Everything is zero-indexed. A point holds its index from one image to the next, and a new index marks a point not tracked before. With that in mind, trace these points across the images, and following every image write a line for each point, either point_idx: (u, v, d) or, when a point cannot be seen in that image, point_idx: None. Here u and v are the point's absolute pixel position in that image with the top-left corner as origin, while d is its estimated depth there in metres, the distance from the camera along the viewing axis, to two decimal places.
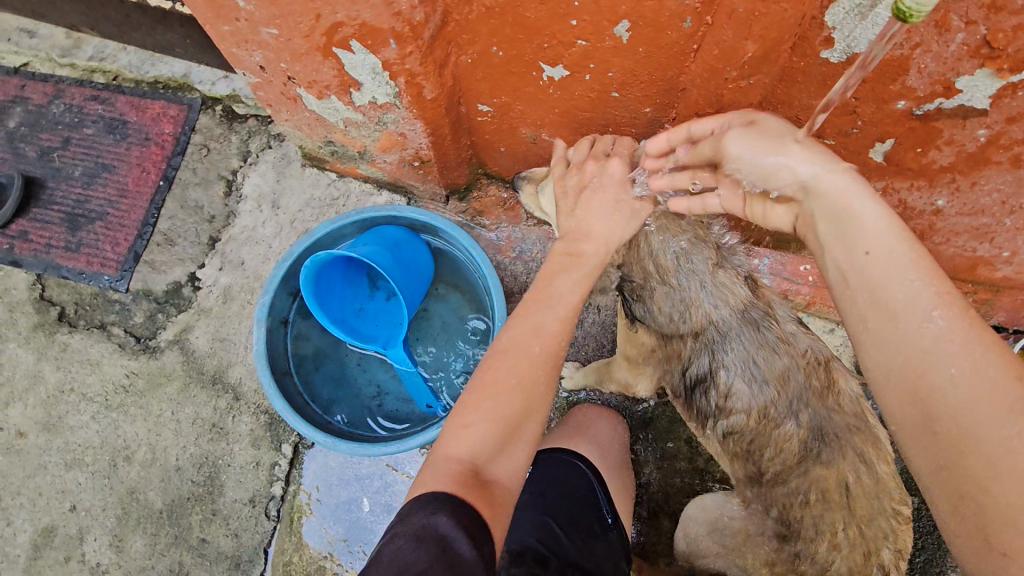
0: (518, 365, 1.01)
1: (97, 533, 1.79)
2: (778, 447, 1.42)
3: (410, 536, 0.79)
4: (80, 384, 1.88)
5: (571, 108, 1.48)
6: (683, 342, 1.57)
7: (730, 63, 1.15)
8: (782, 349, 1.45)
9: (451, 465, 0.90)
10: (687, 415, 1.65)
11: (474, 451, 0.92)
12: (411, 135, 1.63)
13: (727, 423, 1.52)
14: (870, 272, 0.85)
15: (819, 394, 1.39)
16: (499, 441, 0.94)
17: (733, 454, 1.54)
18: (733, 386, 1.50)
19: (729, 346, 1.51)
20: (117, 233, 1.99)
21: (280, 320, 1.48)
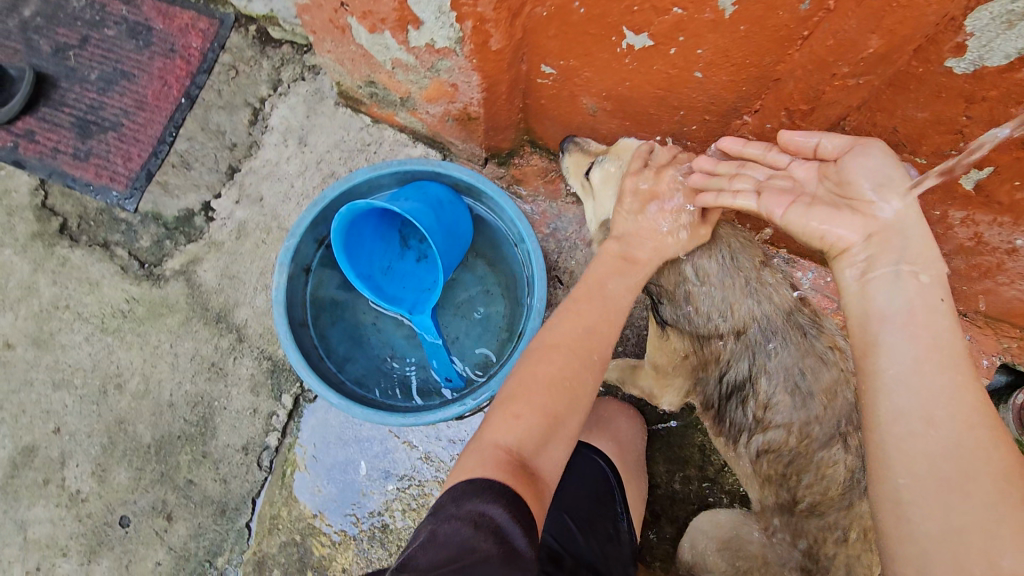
0: (567, 363, 1.08)
1: (79, 459, 1.72)
2: (819, 472, 1.36)
3: (468, 521, 0.82)
4: (76, 302, 1.78)
5: (643, 83, 1.34)
6: (722, 343, 1.49)
7: (843, 57, 1.04)
8: (830, 361, 1.37)
9: (498, 451, 0.95)
10: (715, 427, 1.61)
11: (519, 441, 0.97)
12: (463, 87, 1.50)
13: (763, 440, 1.45)
14: (939, 315, 0.94)
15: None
16: (545, 433, 1.00)
17: (764, 476, 1.49)
18: (774, 397, 1.42)
19: (772, 353, 1.42)
20: (131, 148, 1.86)
21: (302, 268, 1.41)
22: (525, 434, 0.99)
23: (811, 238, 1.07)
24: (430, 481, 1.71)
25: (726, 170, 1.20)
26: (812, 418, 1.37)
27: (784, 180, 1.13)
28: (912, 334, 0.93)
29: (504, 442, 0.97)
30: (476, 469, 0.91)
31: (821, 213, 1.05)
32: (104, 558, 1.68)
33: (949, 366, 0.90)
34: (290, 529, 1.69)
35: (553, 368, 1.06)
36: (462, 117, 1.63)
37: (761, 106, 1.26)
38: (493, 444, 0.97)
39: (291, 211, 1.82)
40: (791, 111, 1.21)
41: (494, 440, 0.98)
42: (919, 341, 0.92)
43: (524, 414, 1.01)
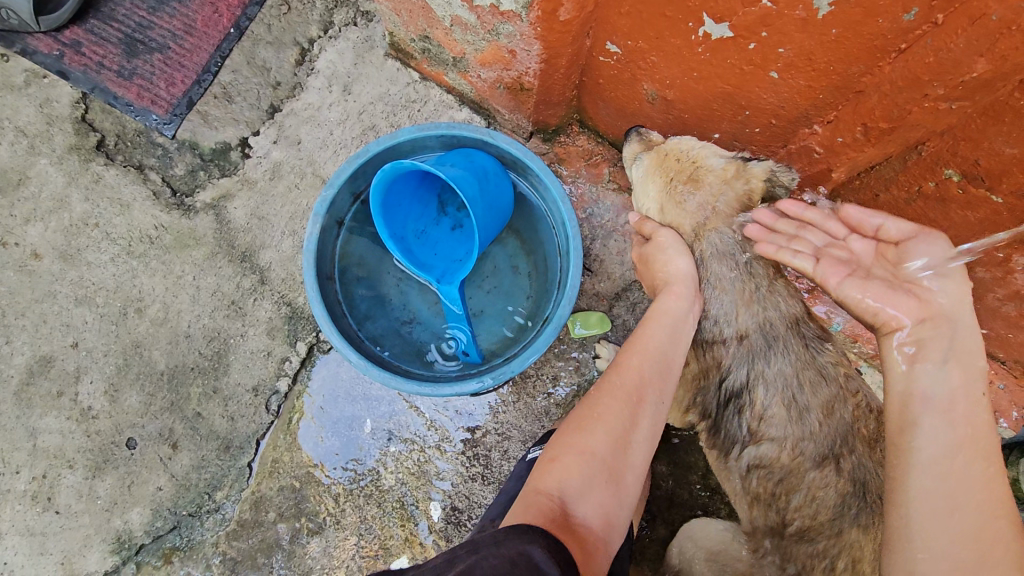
0: (600, 409, 1.19)
1: (94, 376, 1.74)
2: (809, 494, 1.34)
3: (506, 559, 0.86)
4: (106, 222, 1.78)
5: (712, 76, 1.26)
6: (723, 348, 1.45)
7: (941, 77, 0.96)
8: (831, 377, 1.36)
9: (540, 496, 1.07)
10: (709, 439, 1.55)
11: (560, 485, 1.09)
12: (521, 55, 1.43)
13: (755, 453, 1.41)
14: (975, 411, 1.01)
15: (872, 446, 1.32)
16: (584, 475, 1.11)
17: (751, 493, 1.45)
18: (770, 409, 1.38)
19: (770, 361, 1.39)
20: (175, 73, 1.82)
21: (335, 220, 1.38)
22: (563, 475, 1.10)
23: (863, 312, 1.15)
24: (432, 448, 1.72)
25: (785, 229, 1.30)
26: (806, 433, 1.34)
27: (842, 250, 1.22)
28: (951, 420, 1.00)
29: (546, 488, 1.09)
30: (520, 514, 1.03)
31: (877, 288, 1.13)
32: (108, 476, 1.72)
33: (980, 459, 0.98)
34: (290, 474, 1.71)
35: (588, 411, 1.20)
36: (514, 85, 1.57)
37: (835, 117, 1.18)
38: (532, 492, 1.09)
39: (327, 159, 1.79)
40: (868, 127, 1.14)
41: (537, 487, 1.10)
42: (955, 429, 0.99)
43: (564, 459, 1.14)
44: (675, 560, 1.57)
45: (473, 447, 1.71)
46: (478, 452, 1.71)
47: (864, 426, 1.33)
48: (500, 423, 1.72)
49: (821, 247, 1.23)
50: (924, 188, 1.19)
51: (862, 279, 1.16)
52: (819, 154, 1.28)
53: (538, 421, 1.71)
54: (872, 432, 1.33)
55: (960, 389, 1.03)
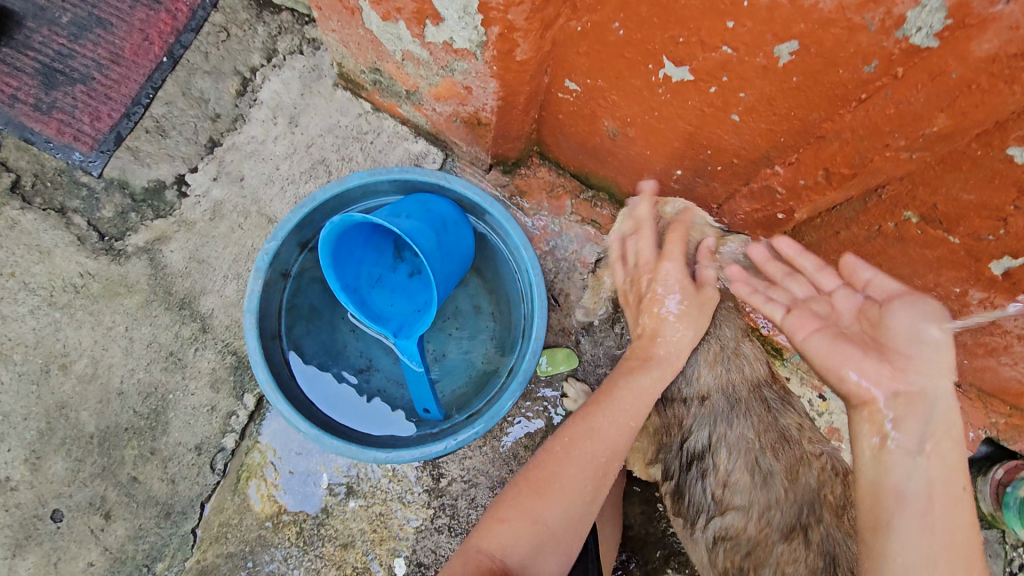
0: (560, 470, 1.20)
1: (12, 443, 1.57)
2: (778, 569, 1.31)
3: None
4: (23, 271, 1.61)
5: (673, 117, 1.24)
6: (685, 408, 1.40)
7: (902, 128, 0.96)
8: (794, 440, 1.34)
9: (481, 558, 1.11)
10: (674, 504, 1.48)
11: (502, 548, 1.12)
12: (477, 92, 1.37)
13: (721, 524, 1.37)
14: (952, 515, 1.02)
15: (839, 514, 1.30)
16: (531, 546, 1.14)
17: (719, 566, 1.42)
18: (733, 475, 1.35)
19: (732, 423, 1.35)
20: (100, 105, 1.68)
21: (281, 272, 1.29)
22: (512, 540, 1.13)
23: (835, 377, 1.14)
24: (395, 501, 1.62)
25: (774, 272, 1.28)
26: (773, 501, 1.31)
27: (821, 305, 1.21)
28: (928, 526, 1.00)
29: (489, 548, 1.13)
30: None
31: (848, 352, 1.12)
32: (30, 554, 1.55)
33: (958, 568, 0.98)
34: (240, 540, 1.58)
35: (547, 473, 1.20)
36: (471, 120, 1.51)
37: (797, 158, 1.17)
38: (476, 551, 1.13)
39: (273, 196, 1.68)
40: (830, 171, 1.13)
41: (479, 545, 1.14)
42: (931, 530, 1.00)
43: (511, 517, 1.16)
44: None
45: (438, 496, 1.62)
46: (444, 501, 1.62)
47: (829, 492, 1.31)
48: (466, 469, 1.64)
49: (801, 299, 1.23)
50: (884, 228, 1.19)
51: (832, 336, 1.16)
52: (781, 194, 1.26)
53: (506, 466, 1.64)
54: (838, 498, 1.31)
55: (937, 485, 1.03)
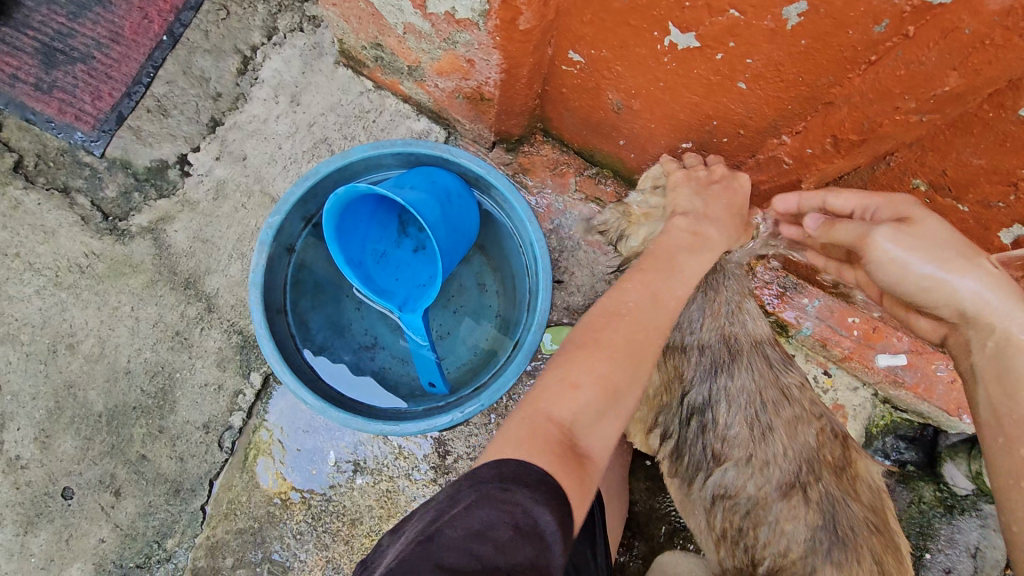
0: (630, 333, 1.12)
1: (22, 422, 1.58)
2: (777, 526, 1.29)
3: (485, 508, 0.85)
4: (28, 251, 1.61)
5: (679, 86, 1.22)
6: (685, 357, 1.37)
7: (912, 90, 0.95)
8: (795, 399, 1.33)
9: (551, 424, 0.99)
10: (671, 466, 1.41)
11: (575, 415, 1.02)
12: (479, 65, 1.36)
13: (720, 481, 1.33)
14: None
15: (838, 474, 1.31)
16: (602, 405, 1.04)
17: (717, 529, 1.36)
18: (733, 429, 1.32)
19: (734, 375, 1.33)
20: (101, 84, 1.67)
21: (285, 247, 1.29)
22: (580, 407, 1.03)
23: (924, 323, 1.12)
24: (402, 477, 1.63)
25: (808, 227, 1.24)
26: (773, 455, 1.30)
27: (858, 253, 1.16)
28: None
29: (554, 412, 1.01)
30: (519, 443, 0.95)
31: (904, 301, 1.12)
32: (42, 531, 1.57)
33: None
34: (248, 516, 1.60)
35: (615, 336, 1.11)
36: (474, 95, 1.50)
37: (804, 128, 1.16)
38: (536, 417, 1.01)
39: (276, 175, 1.67)
40: (838, 139, 1.12)
41: (547, 412, 1.02)
42: None
43: (583, 383, 1.05)
44: None
45: (444, 473, 1.63)
46: (450, 478, 1.63)
47: (829, 453, 1.32)
48: (472, 447, 1.64)
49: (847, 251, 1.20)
50: None
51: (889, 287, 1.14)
52: (788, 164, 1.25)
53: None
54: (836, 459, 1.33)
55: None
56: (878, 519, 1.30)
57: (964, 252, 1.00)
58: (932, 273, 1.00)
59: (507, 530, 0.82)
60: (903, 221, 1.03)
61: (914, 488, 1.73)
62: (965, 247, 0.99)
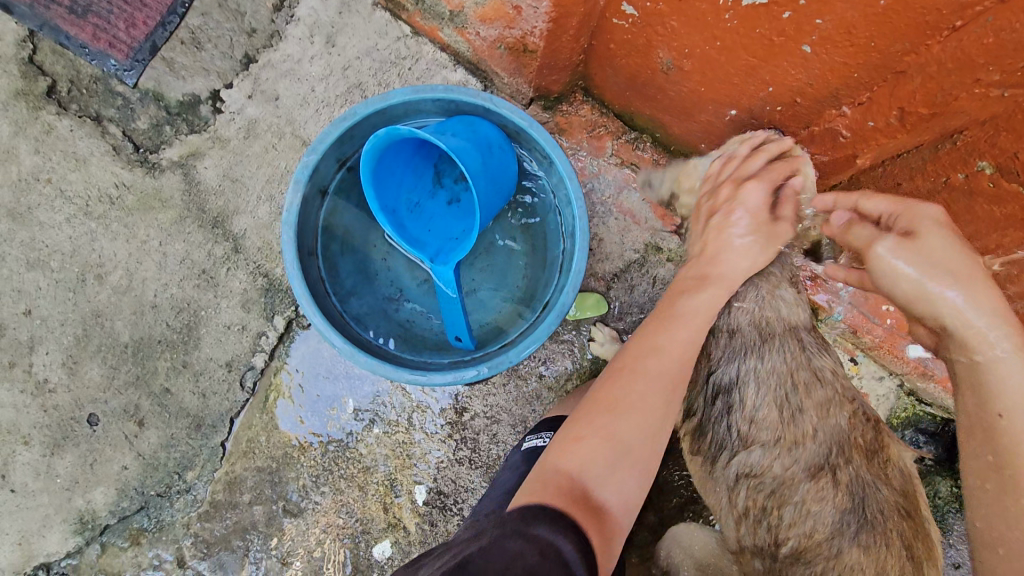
0: (631, 385, 1.12)
1: (50, 347, 1.61)
2: (804, 509, 1.27)
3: (528, 541, 0.87)
4: (59, 178, 1.61)
5: (737, 47, 1.15)
6: (713, 338, 1.36)
7: (997, 61, 0.89)
8: (826, 380, 1.30)
9: (558, 477, 1.02)
10: (693, 445, 1.41)
11: (579, 467, 1.03)
12: (527, 13, 1.33)
13: (746, 461, 1.31)
14: (1012, 399, 1.01)
15: (869, 458, 1.28)
16: (609, 464, 1.05)
17: (739, 508, 1.34)
18: (760, 410, 1.30)
19: (763, 357, 1.32)
20: (135, 12, 1.62)
21: (318, 189, 1.26)
22: (586, 460, 1.04)
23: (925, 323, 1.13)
24: (418, 429, 1.64)
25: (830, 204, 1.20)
26: (801, 435, 1.28)
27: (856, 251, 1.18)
28: (984, 403, 1.04)
29: (566, 468, 1.04)
30: (536, 495, 0.98)
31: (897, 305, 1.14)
32: (68, 453, 1.61)
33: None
34: (265, 455, 1.63)
35: (619, 390, 1.12)
36: (517, 46, 1.45)
37: (867, 99, 1.10)
38: (551, 473, 1.03)
39: (308, 118, 1.64)
40: (905, 112, 1.06)
41: (554, 467, 1.05)
42: (995, 411, 1.03)
43: (588, 435, 1.07)
44: (662, 561, 1.54)
45: (460, 430, 1.64)
46: (466, 435, 1.64)
47: (860, 436, 1.29)
48: (489, 406, 1.65)
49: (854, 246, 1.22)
50: (953, 179, 1.12)
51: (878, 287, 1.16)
52: (845, 138, 1.19)
53: (528, 405, 1.64)
54: (869, 443, 1.30)
55: (991, 398, 1.03)
56: (910, 505, 1.28)
57: (961, 272, 1.02)
58: (924, 283, 1.03)
59: (534, 557, 0.84)
60: (910, 233, 1.04)
61: (930, 482, 1.71)
62: (965, 267, 1.02)
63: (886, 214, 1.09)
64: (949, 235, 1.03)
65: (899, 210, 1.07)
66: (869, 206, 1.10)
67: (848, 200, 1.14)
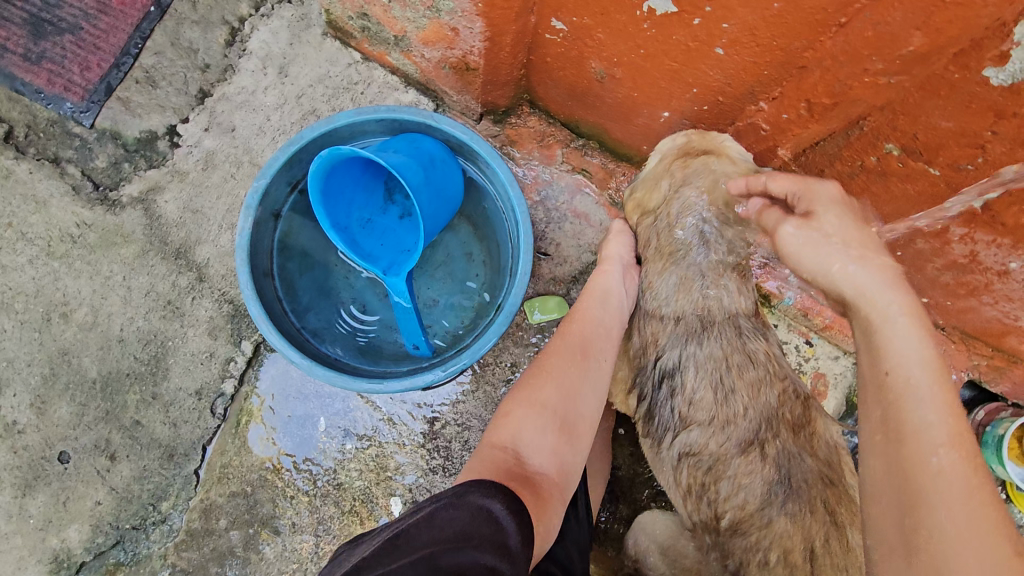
0: (547, 363, 1.30)
1: (18, 389, 1.62)
2: (736, 482, 1.32)
3: (465, 509, 0.92)
4: (21, 221, 1.64)
5: (658, 53, 1.23)
6: (660, 325, 1.42)
7: (879, 51, 0.97)
8: (758, 361, 1.35)
9: (493, 451, 1.17)
10: (643, 427, 1.47)
11: (510, 440, 1.19)
12: (464, 34, 1.40)
13: (685, 440, 1.37)
14: (901, 363, 0.91)
15: (795, 431, 1.32)
16: (536, 432, 1.20)
17: (683, 485, 1.39)
18: (698, 393, 1.36)
19: (703, 343, 1.38)
20: (90, 55, 1.67)
21: (272, 212, 1.31)
22: (515, 431, 1.20)
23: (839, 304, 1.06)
24: (390, 443, 1.67)
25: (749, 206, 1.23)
26: (732, 416, 1.33)
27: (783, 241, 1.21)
28: (871, 362, 0.95)
29: (500, 441, 1.19)
30: (476, 467, 1.12)
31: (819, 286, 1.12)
32: (40, 494, 1.61)
33: (919, 403, 0.89)
34: (242, 479, 1.64)
35: (536, 368, 1.30)
36: (459, 65, 1.52)
37: (779, 93, 1.18)
38: (488, 446, 1.19)
39: (264, 146, 1.69)
40: (812, 103, 1.15)
41: (491, 443, 1.20)
42: (880, 373, 0.93)
43: (512, 411, 1.24)
44: (632, 552, 1.56)
45: (432, 439, 1.67)
46: (438, 443, 1.67)
47: (788, 411, 1.33)
48: (460, 413, 1.68)
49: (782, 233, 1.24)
50: (867, 163, 1.20)
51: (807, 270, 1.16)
52: (766, 131, 1.28)
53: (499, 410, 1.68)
54: (796, 417, 1.33)
55: (872, 360, 0.95)
56: (834, 473, 1.30)
57: (858, 243, 1.02)
58: (826, 257, 1.03)
59: (466, 521, 0.90)
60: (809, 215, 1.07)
61: None
62: (858, 241, 1.02)
63: (788, 193, 1.13)
64: (846, 213, 1.05)
65: (795, 190, 1.10)
66: (772, 186, 1.15)
67: (755, 184, 1.18)
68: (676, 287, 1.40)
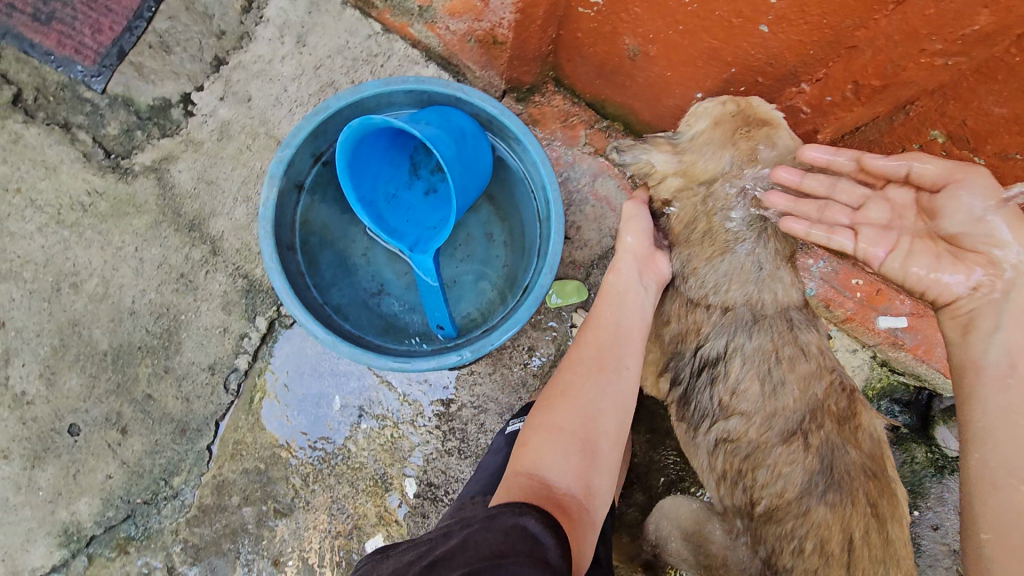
0: (567, 382, 1.28)
1: (26, 359, 1.59)
2: (775, 470, 1.32)
3: (498, 529, 0.92)
4: (29, 187, 1.60)
5: (699, 29, 1.19)
6: (705, 314, 1.38)
7: (940, 30, 0.96)
8: (811, 353, 1.33)
9: (518, 479, 1.14)
10: (679, 412, 1.47)
11: (533, 465, 1.16)
12: (494, 4, 1.35)
13: (724, 427, 1.37)
14: None
15: (840, 422, 1.31)
16: (560, 452, 1.17)
17: (718, 471, 1.40)
18: (743, 382, 1.34)
19: (753, 334, 1.34)
20: (100, 18, 1.61)
21: (295, 183, 1.28)
22: (537, 456, 1.17)
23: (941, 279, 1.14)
24: (405, 423, 1.65)
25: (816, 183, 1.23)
26: (779, 407, 1.32)
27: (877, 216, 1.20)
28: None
29: (524, 468, 1.16)
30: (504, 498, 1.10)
31: (927, 261, 1.15)
32: (49, 466, 1.59)
33: None
34: (254, 456, 1.62)
35: (556, 391, 1.28)
36: (486, 38, 1.47)
37: (825, 74, 1.14)
38: (514, 474, 1.16)
39: (281, 118, 1.64)
40: (859, 85, 1.12)
41: (516, 470, 1.17)
42: None
43: (532, 437, 1.22)
44: (652, 536, 1.56)
45: (448, 420, 1.65)
46: (453, 425, 1.66)
47: (835, 403, 1.31)
48: (476, 395, 1.66)
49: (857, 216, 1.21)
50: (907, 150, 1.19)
51: (907, 251, 1.16)
52: (805, 114, 1.24)
53: (515, 393, 1.66)
54: (841, 410, 1.31)
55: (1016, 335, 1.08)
56: (877, 467, 1.29)
57: None
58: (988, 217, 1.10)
59: (499, 540, 0.90)
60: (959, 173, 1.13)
61: (906, 448, 1.76)
62: None
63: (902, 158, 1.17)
64: None
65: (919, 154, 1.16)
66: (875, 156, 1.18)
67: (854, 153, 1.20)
68: (727, 276, 1.34)
